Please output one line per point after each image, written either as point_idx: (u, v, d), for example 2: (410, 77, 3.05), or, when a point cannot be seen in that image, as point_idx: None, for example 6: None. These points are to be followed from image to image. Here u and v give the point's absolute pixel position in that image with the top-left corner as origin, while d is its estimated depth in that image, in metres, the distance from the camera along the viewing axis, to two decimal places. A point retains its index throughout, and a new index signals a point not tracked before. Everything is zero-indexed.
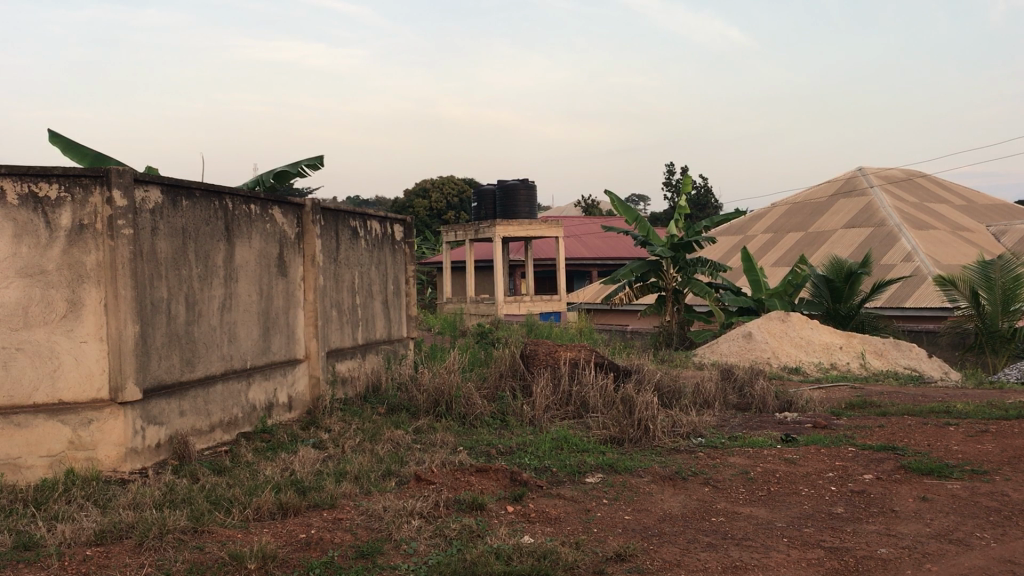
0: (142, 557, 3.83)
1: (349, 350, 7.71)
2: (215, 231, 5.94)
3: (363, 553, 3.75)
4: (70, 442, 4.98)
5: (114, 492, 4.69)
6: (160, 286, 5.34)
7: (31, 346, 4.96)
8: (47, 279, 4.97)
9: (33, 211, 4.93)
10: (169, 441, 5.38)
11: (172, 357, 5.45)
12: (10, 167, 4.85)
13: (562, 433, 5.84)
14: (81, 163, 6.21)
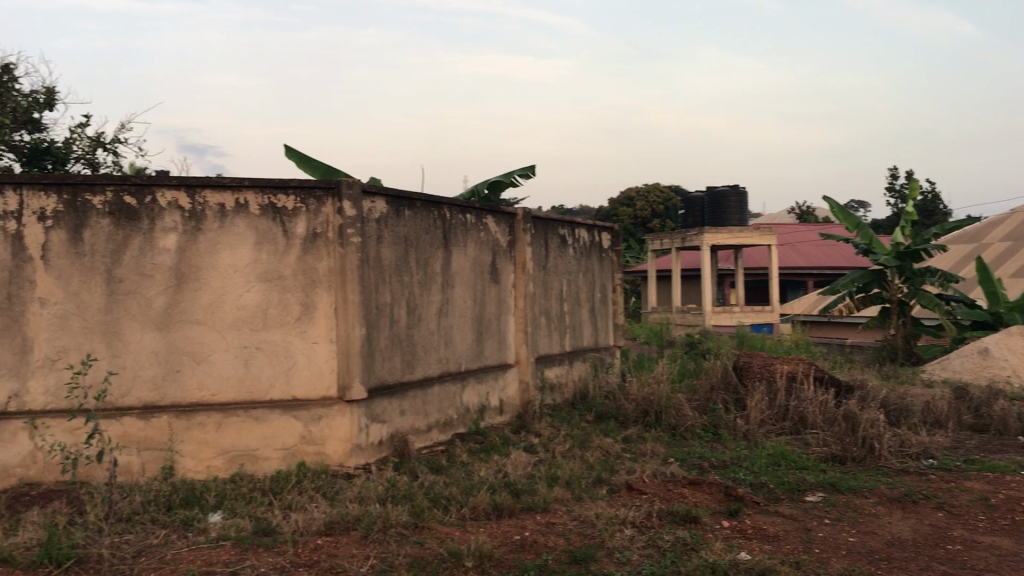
0: (368, 549, 4.03)
1: (556, 356, 7.81)
2: (434, 240, 6.18)
3: (577, 558, 3.77)
4: (302, 437, 5.32)
5: (340, 486, 4.98)
6: (384, 291, 5.63)
7: (269, 345, 5.33)
8: (283, 284, 5.34)
9: (273, 221, 5.30)
10: (390, 439, 5.66)
11: (394, 358, 5.74)
12: (253, 180, 5.23)
13: (779, 448, 5.65)
14: (312, 175, 6.62)
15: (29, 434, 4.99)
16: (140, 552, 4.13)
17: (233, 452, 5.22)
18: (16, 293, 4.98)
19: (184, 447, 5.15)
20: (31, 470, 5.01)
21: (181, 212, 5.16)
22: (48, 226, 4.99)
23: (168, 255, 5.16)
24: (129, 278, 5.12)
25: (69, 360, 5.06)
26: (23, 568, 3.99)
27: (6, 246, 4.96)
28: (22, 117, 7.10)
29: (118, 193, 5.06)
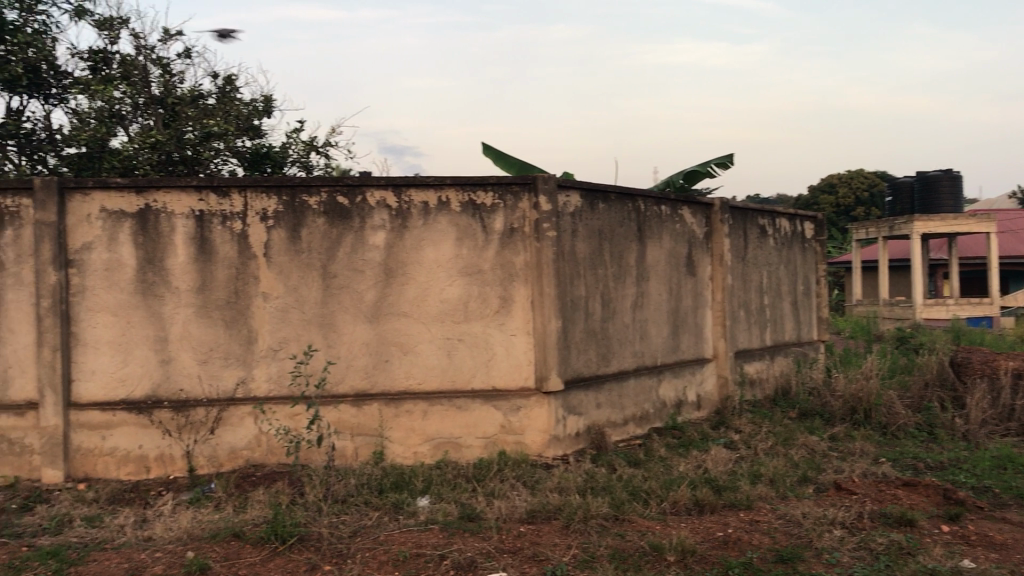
0: (570, 539, 4.13)
1: (756, 351, 7.62)
2: (629, 232, 6.18)
3: (783, 557, 3.68)
4: (502, 426, 5.48)
5: (540, 476, 5.08)
6: (579, 285, 5.69)
7: (470, 337, 5.50)
8: (483, 278, 5.50)
9: (472, 217, 5.46)
10: (588, 431, 5.73)
11: (590, 351, 5.79)
12: (454, 178, 5.41)
13: (1005, 451, 5.28)
14: (509, 172, 6.77)
15: (255, 418, 5.39)
16: (356, 533, 4.41)
17: (438, 440, 5.45)
18: (242, 288, 5.38)
19: (393, 434, 5.42)
20: (256, 453, 5.40)
21: (388, 210, 5.42)
22: (270, 226, 5.36)
23: (376, 251, 5.43)
24: (341, 274, 5.42)
25: (289, 350, 5.42)
26: (253, 543, 4.34)
27: (233, 245, 5.35)
28: (245, 124, 7.64)
29: (331, 193, 5.37)
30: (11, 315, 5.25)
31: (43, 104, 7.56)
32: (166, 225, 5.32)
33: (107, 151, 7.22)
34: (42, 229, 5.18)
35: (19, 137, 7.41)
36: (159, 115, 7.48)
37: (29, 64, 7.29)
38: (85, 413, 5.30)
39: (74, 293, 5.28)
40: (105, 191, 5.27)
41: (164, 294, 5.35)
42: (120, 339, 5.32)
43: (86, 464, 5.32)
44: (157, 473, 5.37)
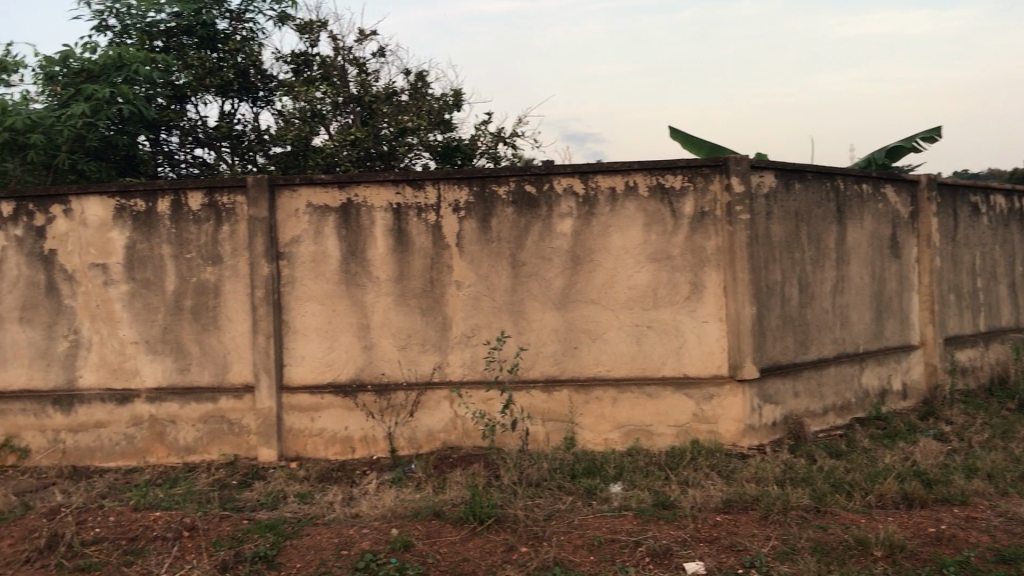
0: (768, 530, 4.07)
1: (969, 337, 7.15)
2: (827, 213, 5.93)
3: (1005, 558, 3.58)
4: (694, 414, 5.41)
5: (735, 465, 5.00)
6: (774, 269, 5.53)
7: (660, 324, 5.45)
8: (672, 264, 5.43)
9: (661, 201, 5.40)
10: (784, 420, 5.57)
11: (786, 338, 5.61)
12: (642, 163, 5.36)
13: None
14: (698, 155, 6.64)
15: (451, 402, 5.57)
16: (551, 516, 4.50)
17: (629, 427, 5.45)
18: (437, 277, 5.55)
19: (584, 420, 5.47)
20: (453, 436, 5.58)
21: (576, 198, 5.44)
22: (462, 216, 5.51)
23: (565, 239, 5.47)
24: (531, 261, 5.50)
25: (482, 337, 5.55)
26: (453, 522, 4.50)
27: (427, 236, 5.54)
28: (437, 118, 7.86)
29: (520, 183, 5.46)
30: (229, 305, 5.65)
31: (252, 107, 8.06)
32: (365, 218, 5.57)
33: (310, 149, 7.65)
34: (255, 224, 5.55)
35: (232, 139, 7.94)
36: (356, 114, 7.82)
37: (239, 70, 7.80)
38: (296, 396, 5.64)
39: (284, 284, 5.62)
40: (309, 187, 5.58)
41: (364, 284, 5.60)
42: (326, 326, 5.63)
43: (298, 443, 5.67)
44: (361, 453, 5.65)
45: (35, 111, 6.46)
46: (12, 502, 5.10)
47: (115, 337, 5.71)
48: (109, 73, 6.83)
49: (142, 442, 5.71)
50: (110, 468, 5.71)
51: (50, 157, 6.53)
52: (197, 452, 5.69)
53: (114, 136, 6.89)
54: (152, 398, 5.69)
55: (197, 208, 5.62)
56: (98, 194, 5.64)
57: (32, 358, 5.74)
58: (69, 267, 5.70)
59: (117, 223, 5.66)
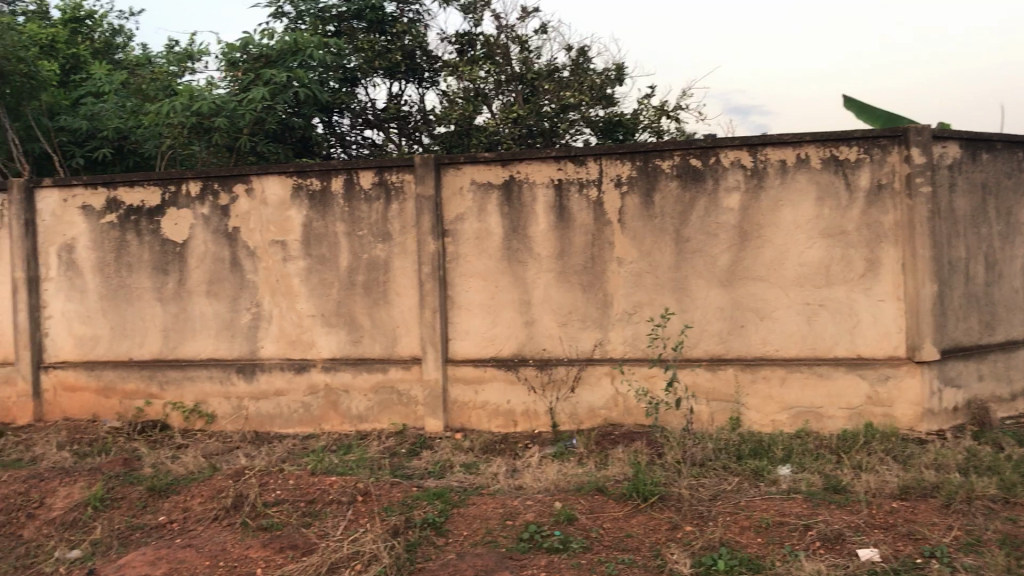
0: (950, 519, 3.90)
1: None
2: (1018, 185, 5.55)
3: None
4: (868, 397, 5.19)
5: (913, 451, 4.79)
6: (958, 245, 5.24)
7: (832, 302, 5.25)
8: (846, 239, 5.21)
9: (835, 174, 5.19)
10: (967, 405, 5.29)
11: (971, 319, 5.32)
12: (814, 134, 5.15)
13: None
14: (873, 125, 6.32)
15: (612, 379, 5.56)
16: (716, 496, 4.44)
17: (798, 408, 5.29)
18: (598, 254, 5.54)
19: (750, 400, 5.35)
20: (615, 412, 5.57)
21: (744, 171, 5.30)
22: (625, 191, 5.47)
23: (732, 214, 5.34)
24: (696, 237, 5.40)
25: (644, 314, 5.50)
26: (616, 498, 4.51)
27: (590, 212, 5.53)
28: (598, 94, 7.82)
29: (684, 156, 5.36)
30: (397, 280, 5.83)
31: (419, 88, 8.23)
32: (528, 194, 5.61)
33: (474, 128, 7.77)
34: (422, 202, 5.70)
35: (400, 121, 8.16)
36: (519, 91, 7.87)
37: (406, 52, 8.01)
38: (461, 369, 5.78)
39: (449, 260, 5.75)
40: (474, 165, 5.67)
41: (527, 260, 5.65)
42: (489, 301, 5.72)
43: (462, 415, 5.81)
44: (524, 427, 5.73)
45: (219, 96, 6.84)
46: (201, 464, 5.46)
47: (293, 311, 6.00)
48: (285, 58, 7.15)
49: (318, 410, 5.99)
50: (288, 435, 6.03)
51: (233, 140, 6.90)
52: (368, 421, 5.93)
53: (291, 119, 7.23)
54: (326, 368, 5.96)
55: (367, 187, 5.81)
56: (276, 174, 5.92)
57: (218, 330, 6.11)
58: (251, 243, 6.01)
59: (294, 202, 5.93)
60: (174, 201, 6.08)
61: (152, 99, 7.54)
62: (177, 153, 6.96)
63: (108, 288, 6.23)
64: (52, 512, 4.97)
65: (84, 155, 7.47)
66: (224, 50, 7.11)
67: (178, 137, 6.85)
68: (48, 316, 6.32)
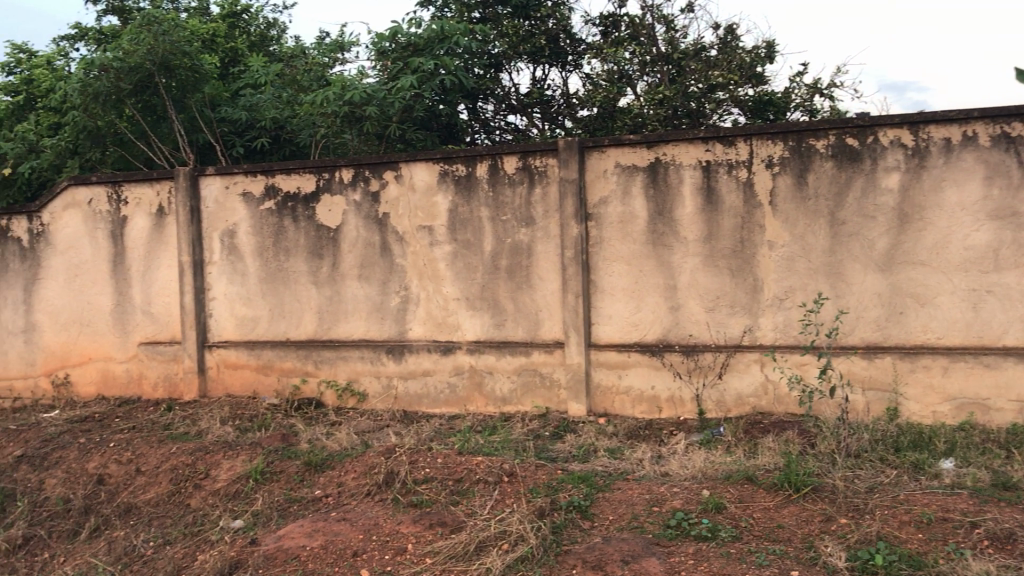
0: None
1: None
2: None
3: None
4: None
5: None
6: None
7: (1001, 288, 4.95)
8: (1018, 221, 4.90)
9: (1006, 152, 4.87)
10: None
11: None
12: (983, 110, 4.86)
13: None
14: None
15: (762, 366, 5.42)
16: (874, 488, 4.28)
17: (962, 400, 5.03)
18: (748, 238, 5.40)
19: (910, 391, 5.12)
20: (764, 400, 5.44)
21: (905, 150, 5.05)
22: (776, 172, 5.30)
23: (891, 195, 5.10)
24: (852, 220, 5.19)
25: (796, 299, 5.34)
26: (767, 488, 4.41)
27: (739, 194, 5.39)
28: (748, 72, 7.60)
29: (840, 135, 5.16)
30: (541, 264, 5.85)
31: (562, 72, 8.18)
32: (674, 177, 5.52)
33: (618, 110, 7.72)
34: (566, 186, 5.69)
35: (543, 105, 8.17)
36: (665, 71, 7.75)
37: (550, 36, 8.00)
38: (605, 353, 5.75)
39: (593, 244, 5.73)
40: (619, 147, 5.62)
41: (672, 244, 5.56)
42: (634, 285, 5.67)
43: (606, 400, 5.79)
44: (669, 413, 5.66)
45: (369, 85, 7.04)
46: (354, 441, 5.65)
47: (440, 294, 6.11)
48: (432, 46, 7.28)
49: (464, 391, 6.11)
50: (435, 414, 6.17)
51: (382, 128, 7.08)
52: (512, 403, 5.99)
53: (438, 105, 7.37)
54: (472, 350, 6.05)
55: (512, 172, 5.84)
56: (424, 160, 6.04)
57: (369, 312, 6.30)
58: (400, 228, 6.16)
59: (441, 187, 6.03)
60: (327, 187, 6.29)
61: (306, 90, 7.89)
62: (330, 141, 7.22)
63: (267, 271, 6.51)
64: (216, 483, 5.24)
65: (243, 145, 7.81)
66: (374, 39, 7.31)
67: (331, 126, 7.10)
68: (212, 298, 6.66)
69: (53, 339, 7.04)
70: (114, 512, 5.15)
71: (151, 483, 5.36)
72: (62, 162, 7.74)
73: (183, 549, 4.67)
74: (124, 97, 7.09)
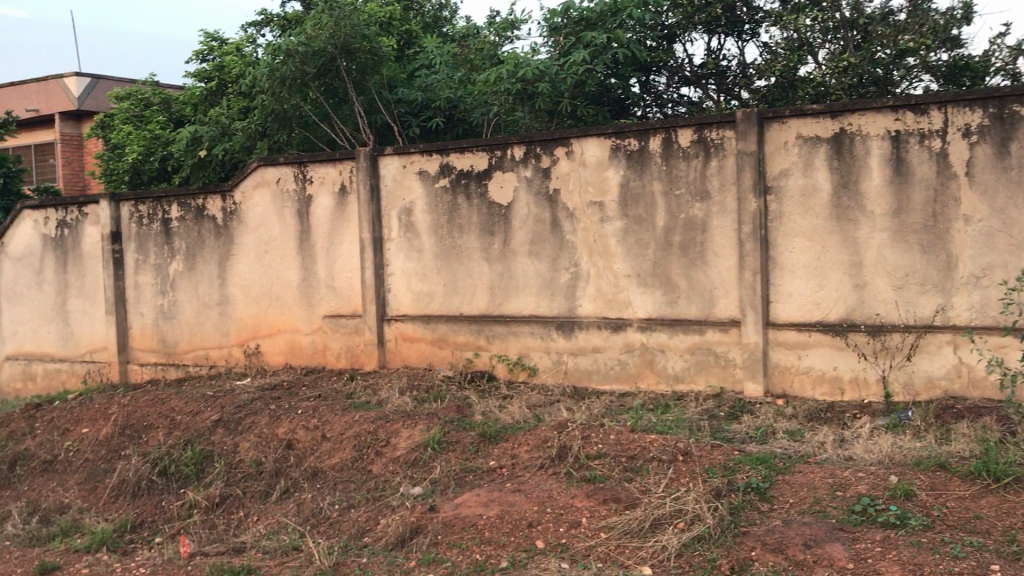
0: None
1: None
2: None
3: None
4: None
5: None
6: None
7: None
8: None
9: None
10: None
11: None
12: None
13: None
14: None
15: (955, 347, 5.11)
16: None
17: None
18: (942, 211, 5.08)
19: None
20: (957, 384, 5.12)
21: None
22: (974, 142, 4.97)
23: None
24: None
25: (995, 277, 4.99)
26: (962, 476, 4.17)
27: (932, 165, 5.08)
28: (943, 36, 7.13)
29: None
30: (716, 240, 5.71)
31: (738, 42, 7.93)
32: (860, 149, 5.26)
33: (798, 80, 7.46)
34: (743, 159, 5.53)
35: (717, 76, 7.96)
36: (849, 38, 7.39)
37: (726, 5, 7.75)
38: (784, 332, 5.57)
39: (772, 220, 5.54)
40: (801, 118, 5.41)
41: (858, 219, 5.31)
42: (815, 262, 5.45)
43: (784, 380, 5.61)
44: (852, 396, 5.43)
45: (542, 62, 7.12)
46: (526, 414, 5.72)
47: (610, 270, 6.08)
48: (604, 21, 7.25)
49: (635, 368, 6.06)
50: (606, 391, 6.15)
51: (554, 104, 7.14)
52: (685, 381, 5.90)
53: (610, 81, 7.32)
54: (643, 328, 6.00)
55: (686, 145, 5.73)
56: (595, 136, 6.01)
57: (540, 288, 6.34)
58: (571, 204, 6.16)
59: (613, 162, 5.98)
60: (499, 165, 6.36)
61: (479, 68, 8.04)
62: (503, 119, 7.32)
63: (441, 248, 6.67)
64: (396, 451, 5.43)
65: (419, 125, 8.00)
66: (546, 16, 7.36)
67: (504, 104, 7.24)
68: (390, 274, 6.88)
69: (245, 311, 7.47)
70: (302, 476, 5.43)
71: (335, 449, 5.61)
72: (251, 144, 8.10)
73: (366, 513, 4.87)
74: (309, 81, 7.41)
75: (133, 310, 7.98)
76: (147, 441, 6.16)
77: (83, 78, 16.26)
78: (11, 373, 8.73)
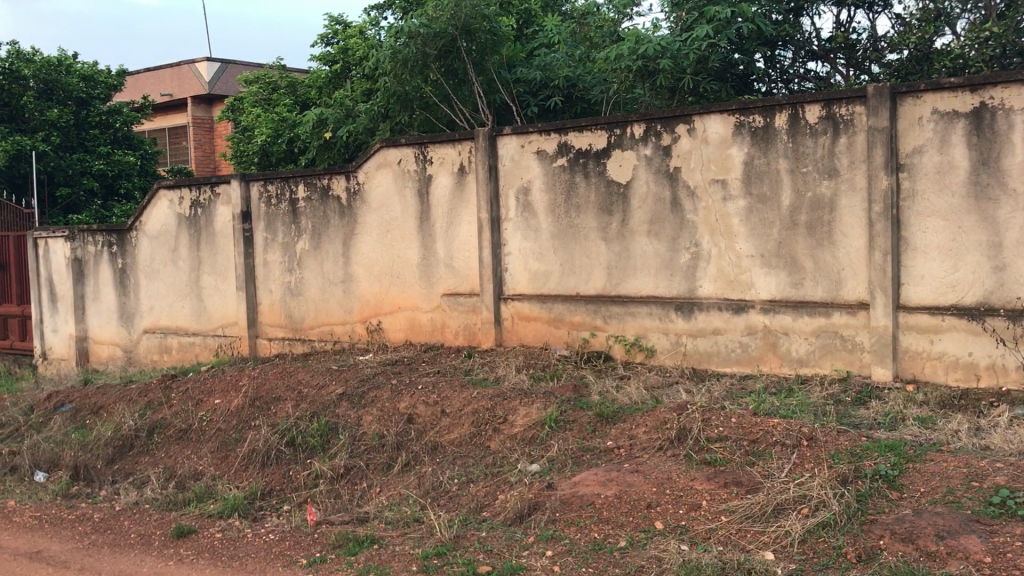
0: None
1: None
2: None
3: None
4: None
5: None
6: None
7: None
8: None
9: None
10: None
11: None
12: None
13: None
14: None
15: None
16: None
17: None
18: None
19: None
20: None
21: None
22: None
23: None
24: None
25: None
26: None
27: None
28: None
29: None
30: (845, 220, 5.53)
31: (869, 13, 7.63)
32: (1002, 123, 5.00)
33: (934, 52, 7.19)
34: (875, 135, 5.33)
35: (847, 49, 7.67)
36: (992, 6, 7.01)
37: None
38: (916, 316, 5.36)
39: (905, 198, 5.33)
40: (937, 91, 5.17)
41: (998, 198, 5.05)
42: (950, 243, 5.21)
43: (915, 366, 5.40)
44: (989, 383, 5.18)
45: (664, 38, 7.04)
46: (644, 395, 5.69)
47: (732, 250, 5.97)
48: None
49: (756, 351, 5.94)
50: (726, 373, 6.06)
51: (676, 81, 7.03)
52: (809, 365, 5.75)
53: (735, 56, 7.15)
54: (766, 310, 5.87)
55: (814, 121, 5.56)
56: (719, 113, 5.89)
57: (659, 268, 6.28)
58: (692, 183, 6.06)
59: (736, 140, 5.86)
60: (618, 143, 6.31)
61: (598, 46, 7.99)
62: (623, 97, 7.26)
63: (560, 227, 6.67)
64: (514, 428, 5.49)
65: (538, 104, 7.99)
66: None
67: (624, 81, 7.19)
68: (509, 253, 6.93)
69: (368, 289, 7.66)
70: (423, 449, 5.55)
71: (455, 424, 5.71)
72: (375, 126, 8.32)
73: (485, 488, 4.95)
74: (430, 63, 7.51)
75: (262, 287, 8.29)
76: (276, 412, 6.40)
77: (213, 63, 16.90)
78: (149, 346, 9.21)
